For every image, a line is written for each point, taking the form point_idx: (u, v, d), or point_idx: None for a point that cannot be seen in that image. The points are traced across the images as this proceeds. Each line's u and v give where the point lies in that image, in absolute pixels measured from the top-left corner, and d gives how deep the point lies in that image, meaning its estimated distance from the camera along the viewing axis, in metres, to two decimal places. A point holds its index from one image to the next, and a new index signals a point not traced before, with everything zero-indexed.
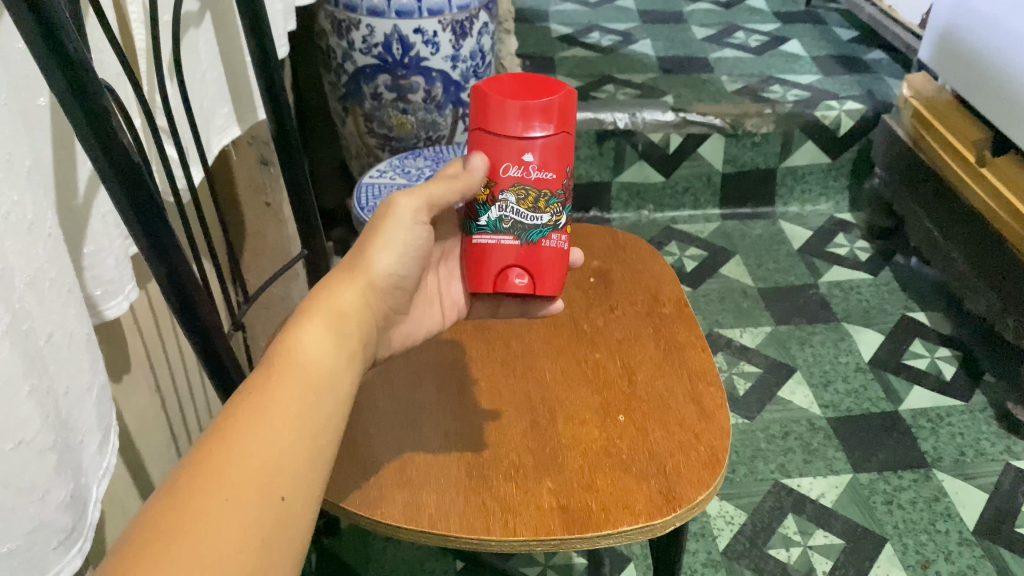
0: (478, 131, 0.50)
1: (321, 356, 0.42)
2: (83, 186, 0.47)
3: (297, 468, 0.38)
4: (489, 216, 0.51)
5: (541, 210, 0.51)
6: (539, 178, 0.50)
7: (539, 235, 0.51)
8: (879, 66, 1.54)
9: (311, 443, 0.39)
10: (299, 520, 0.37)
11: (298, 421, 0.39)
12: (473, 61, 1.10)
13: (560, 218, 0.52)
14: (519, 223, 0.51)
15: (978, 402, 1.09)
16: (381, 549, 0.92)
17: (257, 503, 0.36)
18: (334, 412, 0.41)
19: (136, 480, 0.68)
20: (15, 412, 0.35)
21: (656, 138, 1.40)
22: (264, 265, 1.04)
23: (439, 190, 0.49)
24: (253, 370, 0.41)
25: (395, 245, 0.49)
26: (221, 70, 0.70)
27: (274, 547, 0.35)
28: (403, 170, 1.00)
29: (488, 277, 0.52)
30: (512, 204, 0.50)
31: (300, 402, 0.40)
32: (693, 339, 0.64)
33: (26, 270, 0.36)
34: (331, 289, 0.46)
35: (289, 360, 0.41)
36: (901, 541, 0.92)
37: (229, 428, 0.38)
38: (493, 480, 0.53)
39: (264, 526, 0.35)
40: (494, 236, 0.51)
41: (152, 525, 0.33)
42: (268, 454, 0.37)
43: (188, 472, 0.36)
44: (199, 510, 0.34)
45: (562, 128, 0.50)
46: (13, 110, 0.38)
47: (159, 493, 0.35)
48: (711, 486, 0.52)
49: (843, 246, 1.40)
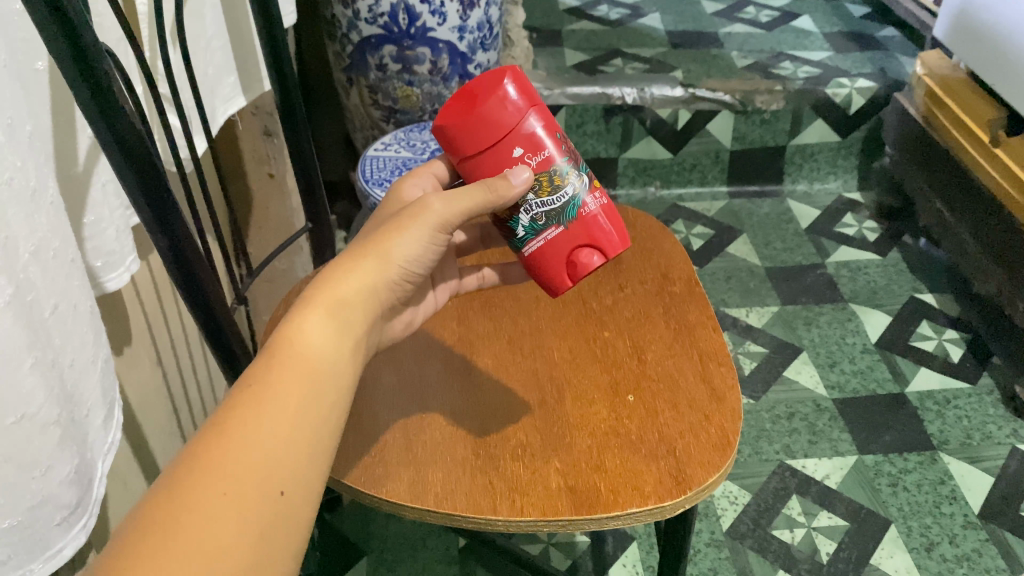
0: (469, 160, 0.46)
1: (325, 344, 0.40)
2: (84, 154, 0.46)
3: (299, 457, 0.37)
4: (523, 223, 0.48)
5: (561, 184, 0.47)
6: (541, 161, 0.46)
7: (573, 210, 0.48)
8: (891, 44, 1.51)
9: (314, 431, 0.38)
10: (300, 510, 0.36)
11: (299, 408, 0.38)
12: (480, 32, 1.08)
13: (582, 179, 0.48)
14: (551, 212, 0.48)
15: (985, 385, 1.08)
16: (383, 525, 0.92)
17: (256, 496, 0.35)
18: (338, 398, 0.40)
19: (137, 453, 0.67)
20: (18, 386, 0.34)
21: (664, 114, 1.37)
22: (268, 238, 1.03)
23: (471, 202, 0.44)
24: (255, 356, 0.40)
25: (422, 241, 0.44)
26: (227, 37, 0.68)
27: (274, 538, 0.35)
28: (409, 144, 0.99)
29: (563, 272, 0.49)
30: (532, 201, 0.47)
31: (302, 389, 0.39)
32: (704, 319, 0.63)
33: (30, 240, 0.35)
34: (339, 271, 0.43)
35: (290, 347, 0.40)
36: (905, 523, 0.92)
37: (230, 419, 0.37)
38: (500, 459, 0.52)
39: (264, 519, 0.35)
40: (540, 236, 0.49)
41: (149, 520, 0.32)
42: (269, 446, 0.36)
43: (186, 465, 0.35)
44: (197, 507, 0.33)
45: (531, 99, 0.46)
46: (11, 73, 0.36)
47: (156, 486, 0.34)
48: (722, 469, 0.51)
49: (852, 226, 1.38)
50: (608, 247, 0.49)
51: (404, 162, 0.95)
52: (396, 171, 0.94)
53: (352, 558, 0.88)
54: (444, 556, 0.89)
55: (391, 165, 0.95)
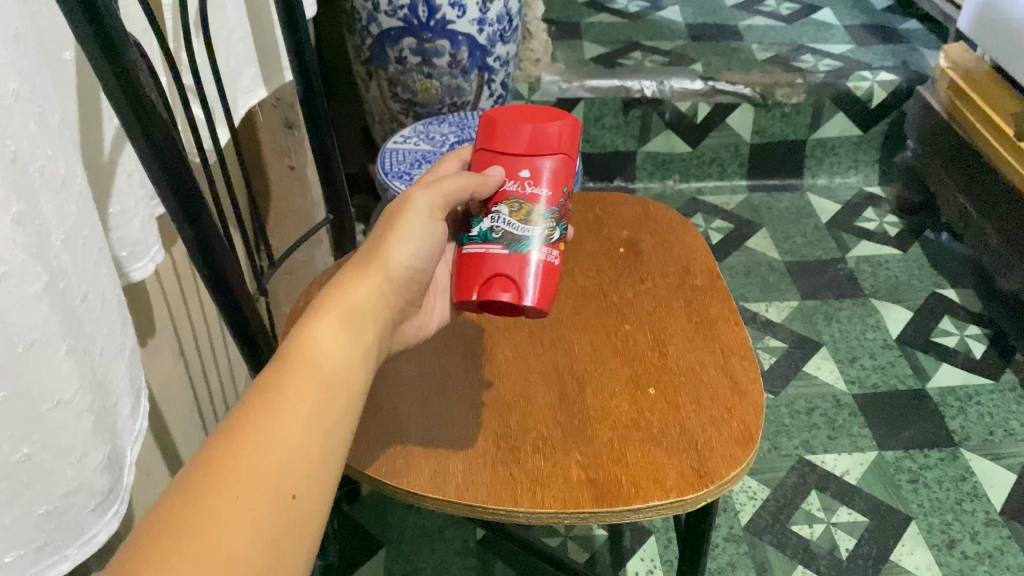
0: (480, 154, 0.49)
1: (342, 351, 0.40)
2: (109, 144, 0.46)
3: (311, 463, 0.36)
4: (483, 226, 0.48)
5: (535, 223, 0.47)
6: (532, 193, 0.47)
7: (522, 246, 0.47)
8: (913, 37, 1.50)
9: (327, 439, 0.37)
10: (312, 518, 0.36)
11: (312, 414, 0.37)
12: (500, 25, 1.07)
13: (552, 233, 0.48)
14: (509, 234, 0.47)
15: (1008, 381, 1.07)
16: (402, 517, 0.92)
17: (266, 499, 0.34)
18: (350, 406, 0.39)
19: (160, 443, 0.68)
20: (53, 372, 0.34)
21: (683, 107, 1.37)
22: (288, 231, 1.03)
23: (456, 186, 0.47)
24: (270, 360, 0.40)
25: (415, 235, 0.46)
26: (249, 29, 0.68)
27: (286, 543, 0.34)
28: (429, 136, 0.98)
29: (474, 287, 0.47)
30: (504, 216, 0.47)
31: (315, 397, 0.38)
32: (725, 312, 0.63)
33: (61, 228, 0.35)
34: (351, 279, 0.43)
35: (303, 354, 0.39)
36: (926, 520, 0.91)
37: (245, 424, 0.36)
38: (521, 451, 0.52)
39: (277, 522, 0.34)
40: (484, 245, 0.47)
41: (164, 520, 0.32)
42: (279, 452, 0.36)
43: (201, 469, 0.34)
44: (211, 508, 0.33)
45: (534, 128, 0.48)
46: (41, 62, 0.36)
47: (173, 486, 0.34)
48: (744, 463, 0.51)
49: (873, 220, 1.37)
50: (524, 298, 0.46)
51: (424, 155, 0.95)
52: (416, 163, 0.94)
53: (371, 549, 0.89)
54: (462, 549, 0.89)
55: (410, 157, 0.95)
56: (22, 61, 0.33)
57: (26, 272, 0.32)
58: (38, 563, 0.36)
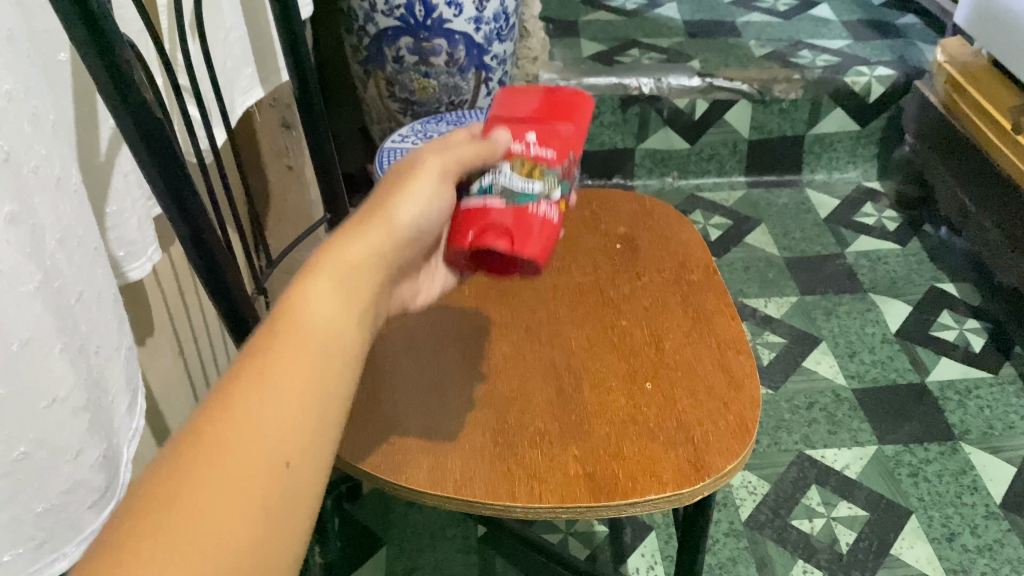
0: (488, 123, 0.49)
1: (336, 317, 0.38)
2: (106, 144, 0.47)
3: (304, 436, 0.34)
4: (481, 181, 0.46)
5: (538, 180, 0.46)
6: (538, 154, 0.47)
7: (525, 199, 0.45)
8: (911, 32, 1.50)
9: (320, 410, 0.35)
10: (306, 495, 0.34)
11: (304, 385, 0.35)
12: (497, 23, 1.08)
13: (553, 193, 0.46)
14: (509, 188, 0.45)
15: (1007, 374, 1.07)
16: (403, 515, 0.93)
17: (258, 476, 0.32)
18: (343, 374, 0.37)
19: (160, 441, 0.68)
20: (49, 370, 0.34)
21: (682, 104, 1.37)
22: (287, 231, 1.03)
23: (468, 154, 0.45)
24: (259, 326, 0.37)
25: (421, 203, 0.43)
26: (245, 30, 0.68)
27: (279, 523, 0.32)
28: (426, 135, 0.98)
29: (471, 236, 0.45)
30: (506, 172, 0.46)
31: (308, 368, 0.36)
32: (722, 307, 0.63)
33: (56, 228, 0.36)
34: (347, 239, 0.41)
35: (295, 319, 0.37)
36: (926, 514, 0.91)
37: (234, 396, 0.34)
38: (518, 447, 0.52)
39: (269, 501, 0.32)
40: (483, 196, 0.45)
41: (150, 501, 0.30)
42: (271, 426, 0.34)
43: (187, 445, 0.32)
44: (198, 488, 0.31)
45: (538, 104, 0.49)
46: (35, 64, 0.37)
47: (158, 461, 0.32)
48: (741, 457, 0.51)
49: (871, 216, 1.37)
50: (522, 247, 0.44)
51: None
52: None
53: (372, 547, 0.89)
54: (463, 546, 0.89)
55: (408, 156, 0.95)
56: (15, 62, 0.34)
57: (19, 271, 0.32)
58: (37, 561, 0.37)
